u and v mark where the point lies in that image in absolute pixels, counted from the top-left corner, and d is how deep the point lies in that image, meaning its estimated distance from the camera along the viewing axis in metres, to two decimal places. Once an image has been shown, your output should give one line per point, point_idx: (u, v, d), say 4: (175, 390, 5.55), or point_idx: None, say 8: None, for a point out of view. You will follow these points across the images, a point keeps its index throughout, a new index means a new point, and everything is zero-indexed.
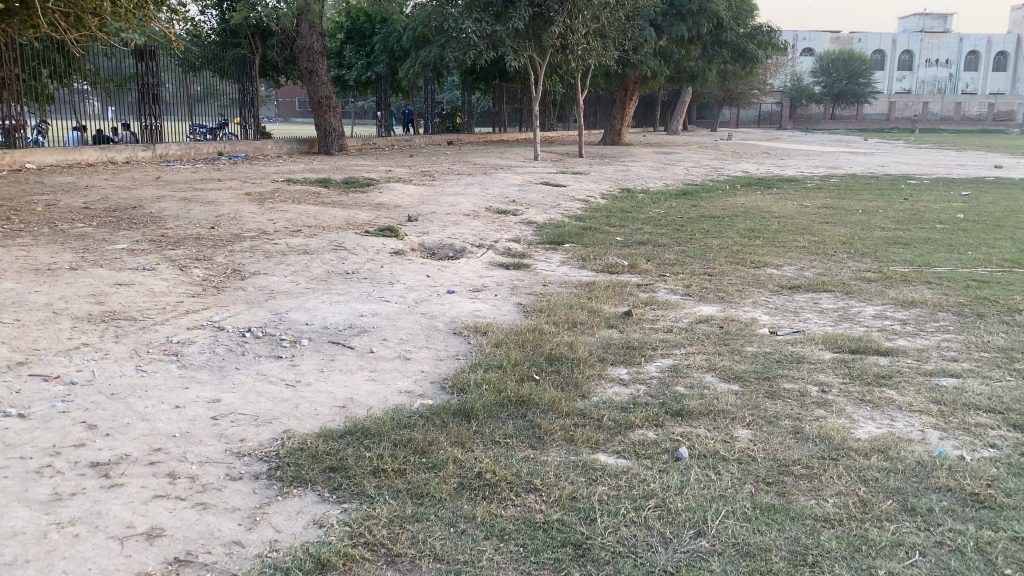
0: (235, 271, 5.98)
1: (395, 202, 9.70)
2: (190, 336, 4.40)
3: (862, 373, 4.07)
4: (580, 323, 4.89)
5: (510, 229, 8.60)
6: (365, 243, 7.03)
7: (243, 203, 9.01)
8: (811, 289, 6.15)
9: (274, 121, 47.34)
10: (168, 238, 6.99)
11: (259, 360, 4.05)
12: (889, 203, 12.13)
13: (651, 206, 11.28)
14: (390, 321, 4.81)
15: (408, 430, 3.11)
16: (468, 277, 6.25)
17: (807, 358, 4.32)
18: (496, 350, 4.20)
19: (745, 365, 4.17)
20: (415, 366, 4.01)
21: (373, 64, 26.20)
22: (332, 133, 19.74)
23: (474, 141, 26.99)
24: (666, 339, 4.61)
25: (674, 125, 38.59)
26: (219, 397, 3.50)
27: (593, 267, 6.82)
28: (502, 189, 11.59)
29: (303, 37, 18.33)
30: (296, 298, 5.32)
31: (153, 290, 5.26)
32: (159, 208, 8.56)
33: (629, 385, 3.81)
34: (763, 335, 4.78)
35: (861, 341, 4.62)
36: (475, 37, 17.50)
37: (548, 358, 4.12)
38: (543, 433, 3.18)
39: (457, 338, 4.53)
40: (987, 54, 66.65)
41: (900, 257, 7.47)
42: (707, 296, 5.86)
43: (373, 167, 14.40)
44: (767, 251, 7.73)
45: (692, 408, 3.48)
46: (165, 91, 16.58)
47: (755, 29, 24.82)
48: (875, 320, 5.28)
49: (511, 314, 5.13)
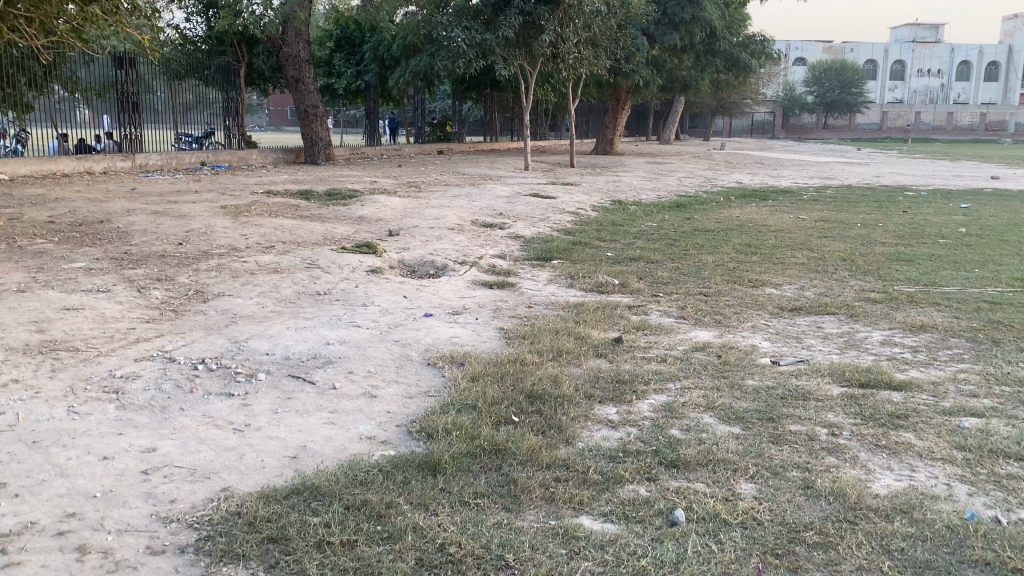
0: (197, 292, 5.59)
1: (376, 215, 9.31)
2: (135, 369, 3.99)
3: (876, 412, 3.68)
4: (566, 352, 4.49)
5: (496, 244, 8.21)
6: (340, 260, 6.64)
7: (217, 216, 8.62)
8: (813, 311, 5.78)
9: (263, 129, 46.87)
10: (131, 256, 6.58)
11: (209, 400, 3.64)
12: (888, 215, 11.80)
13: (644, 218, 10.91)
14: (359, 351, 4.40)
15: (363, 490, 2.72)
16: (448, 297, 5.87)
17: (815, 395, 3.93)
18: (472, 386, 3.80)
19: (748, 403, 3.78)
20: (380, 405, 3.61)
21: (362, 73, 25.84)
22: (319, 143, 19.24)
23: (464, 150, 26.65)
24: (660, 371, 4.22)
25: (666, 135, 38.34)
26: (156, 446, 3.10)
27: (582, 286, 6.44)
28: (489, 201, 11.22)
29: (290, 45, 17.98)
30: (258, 323, 4.92)
31: (104, 315, 4.85)
32: (127, 223, 8.15)
33: (617, 428, 3.42)
34: (764, 366, 4.39)
35: (871, 374, 4.24)
36: (464, 45, 17.17)
37: (529, 395, 3.73)
38: (520, 491, 2.78)
39: (430, 370, 4.14)
40: (978, 64, 66.79)
41: (905, 275, 7.12)
42: (703, 319, 5.49)
43: (358, 178, 14.02)
44: (764, 268, 7.37)
45: (689, 457, 3.10)
46: (156, 99, 16.33)
47: (748, 37, 24.55)
48: (883, 347, 4.91)
49: (492, 341, 4.73)
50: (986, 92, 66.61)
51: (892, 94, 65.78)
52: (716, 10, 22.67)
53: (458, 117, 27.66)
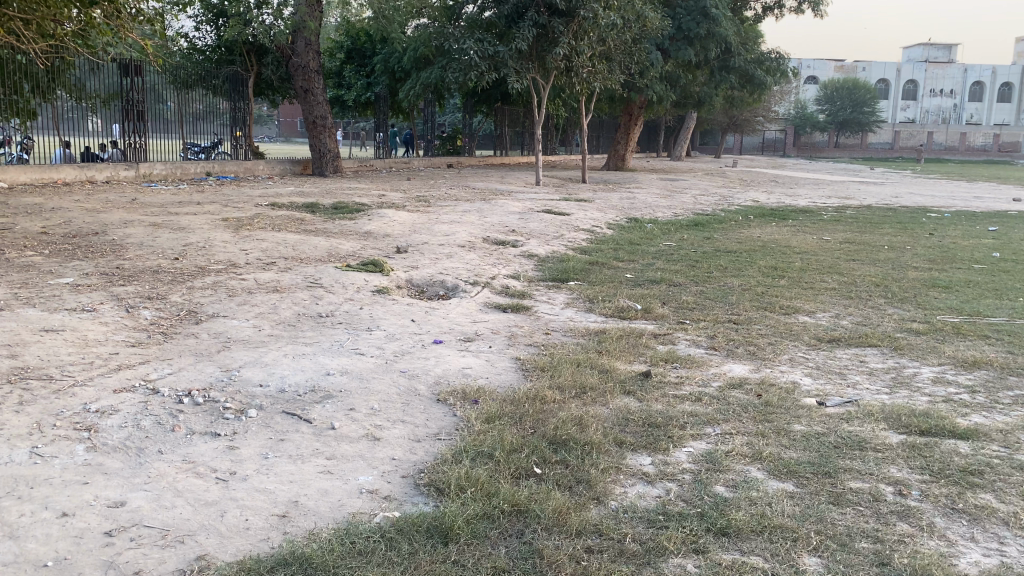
0: (190, 312, 5.21)
1: (384, 230, 8.92)
2: (113, 402, 3.58)
3: (946, 467, 3.25)
4: (590, 389, 4.06)
5: (509, 263, 7.82)
6: (344, 279, 6.24)
7: (217, 230, 8.26)
8: (853, 343, 5.35)
9: (271, 140, 46.79)
10: (124, 271, 6.21)
11: (191, 441, 3.23)
12: (914, 237, 11.38)
13: (661, 237, 10.51)
14: (362, 383, 3.99)
15: (363, 564, 2.32)
16: (459, 322, 5.46)
17: (871, 443, 3.50)
18: (487, 429, 3.38)
19: (799, 453, 3.35)
20: (383, 450, 3.20)
21: (373, 85, 25.65)
22: (327, 155, 18.88)
23: (474, 165, 26.32)
24: (695, 412, 3.79)
25: (677, 151, 37.99)
26: (126, 498, 2.69)
27: (602, 310, 6.04)
28: (501, 217, 10.85)
29: (299, 55, 17.65)
30: (253, 349, 4.52)
31: (85, 338, 4.45)
32: (123, 235, 7.80)
33: (654, 483, 3.01)
34: (811, 408, 3.95)
35: (930, 418, 3.81)
36: (477, 57, 16.84)
37: (551, 442, 3.31)
38: (547, 566, 2.37)
39: (441, 407, 3.72)
40: (991, 85, 66.41)
41: (945, 303, 6.69)
42: (736, 350, 5.07)
43: (366, 191, 13.67)
44: (795, 293, 6.95)
45: (740, 523, 2.68)
46: (167, 109, 16.18)
47: (763, 54, 24.03)
48: (936, 385, 4.48)
49: (508, 373, 4.31)
50: (1000, 113, 66.04)
51: (904, 114, 65.36)
52: (731, 27, 22.32)
53: (468, 131, 27.37)
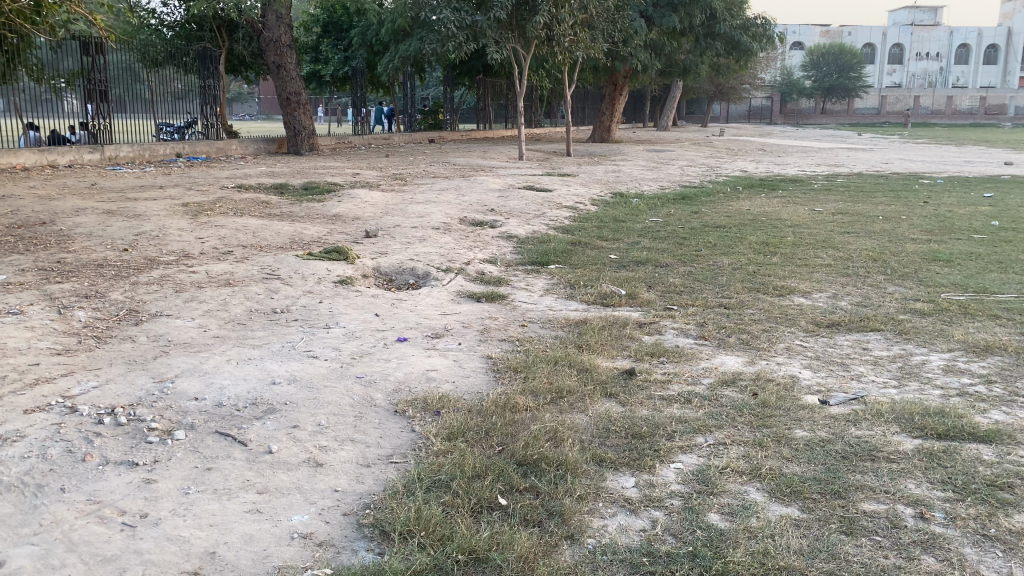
0: (131, 312, 4.74)
1: (353, 212, 8.43)
2: (21, 426, 3.13)
3: (970, 480, 2.84)
4: (568, 393, 3.63)
5: (486, 245, 7.37)
6: (304, 269, 5.78)
7: (175, 216, 7.75)
8: (853, 328, 4.95)
9: (250, 118, 45.97)
10: (65, 266, 5.71)
11: (103, 474, 2.78)
12: (909, 207, 10.96)
13: (647, 213, 10.05)
14: (310, 394, 3.55)
15: None
16: (428, 314, 5.01)
17: (883, 451, 3.09)
18: (449, 450, 2.95)
19: (803, 468, 2.94)
20: (325, 479, 2.77)
21: (350, 59, 24.97)
22: (302, 132, 18.27)
23: (456, 139, 25.72)
24: (685, 419, 3.37)
25: (664, 121, 37.41)
26: (5, 558, 2.25)
27: (583, 297, 5.62)
28: (480, 195, 10.38)
29: (270, 29, 16.90)
30: (194, 354, 4.07)
31: (3, 347, 3.98)
32: (71, 225, 7.28)
33: (638, 512, 2.59)
34: (813, 409, 3.54)
35: (948, 419, 3.40)
36: (454, 28, 16.17)
37: (520, 462, 2.88)
38: None
39: (396, 420, 3.30)
40: (977, 47, 65.79)
41: (948, 278, 6.29)
42: (727, 340, 4.65)
43: (340, 170, 13.13)
44: (789, 272, 6.53)
45: (740, 566, 2.28)
46: (144, 89, 15.57)
47: (749, 20, 23.45)
48: (946, 376, 4.08)
49: (477, 376, 3.88)
50: (986, 76, 65.52)
51: (890, 78, 64.81)
52: None
53: (450, 104, 26.72)
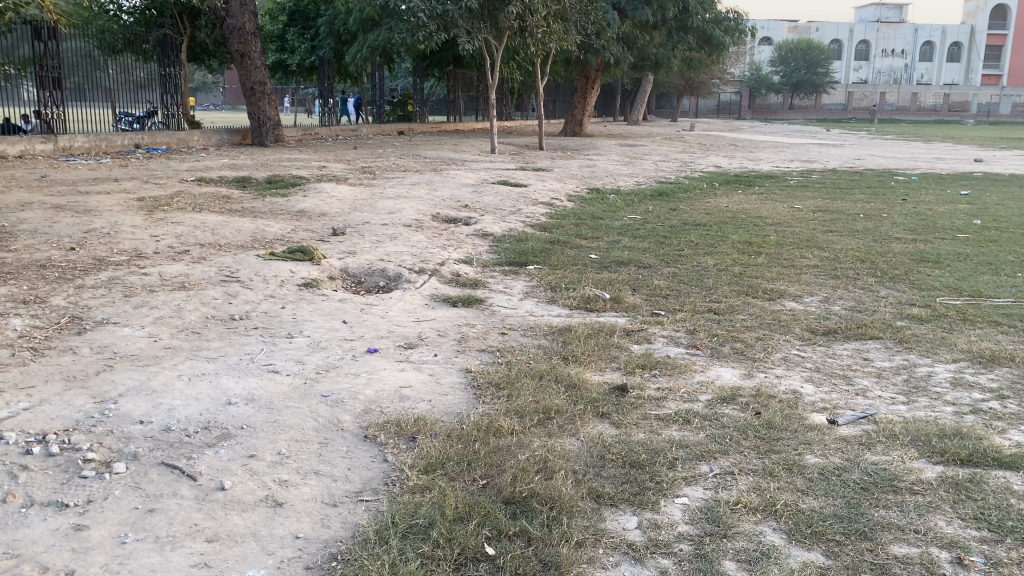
0: (74, 319, 4.32)
1: (320, 207, 8.03)
2: None
3: (1005, 516, 2.57)
4: (556, 413, 3.31)
5: (461, 244, 7.03)
6: (266, 270, 5.39)
7: (129, 212, 7.27)
8: (852, 335, 4.69)
9: (214, 108, 44.86)
10: (3, 266, 5.25)
11: (26, 520, 2.40)
12: (888, 204, 10.80)
13: (625, 210, 9.77)
14: (271, 416, 3.18)
15: None
16: (400, 321, 4.65)
17: (905, 481, 2.81)
18: (426, 486, 2.62)
19: (821, 502, 2.64)
20: (286, 522, 2.42)
21: (317, 48, 24.38)
22: (267, 123, 17.68)
23: (427, 131, 25.25)
24: (685, 443, 3.07)
25: (635, 115, 37.22)
26: None
27: (566, 301, 5.30)
28: (453, 190, 10.02)
29: (233, 17, 16.33)
30: (142, 368, 3.68)
31: None
32: (15, 220, 6.78)
33: (645, 561, 2.28)
34: (822, 430, 3.26)
35: (970, 441, 3.13)
36: (424, 17, 15.72)
37: (507, 501, 2.56)
38: None
39: (365, 447, 2.95)
40: (941, 44, 66.62)
41: (940, 281, 6.08)
42: (721, 349, 4.36)
43: (306, 163, 12.66)
44: (776, 273, 6.28)
45: None
46: (104, 77, 14.98)
47: (721, 14, 23.26)
48: (956, 390, 3.83)
49: (456, 393, 3.53)
50: (949, 73, 66.43)
51: (857, 75, 65.39)
52: None
53: (420, 96, 26.22)
